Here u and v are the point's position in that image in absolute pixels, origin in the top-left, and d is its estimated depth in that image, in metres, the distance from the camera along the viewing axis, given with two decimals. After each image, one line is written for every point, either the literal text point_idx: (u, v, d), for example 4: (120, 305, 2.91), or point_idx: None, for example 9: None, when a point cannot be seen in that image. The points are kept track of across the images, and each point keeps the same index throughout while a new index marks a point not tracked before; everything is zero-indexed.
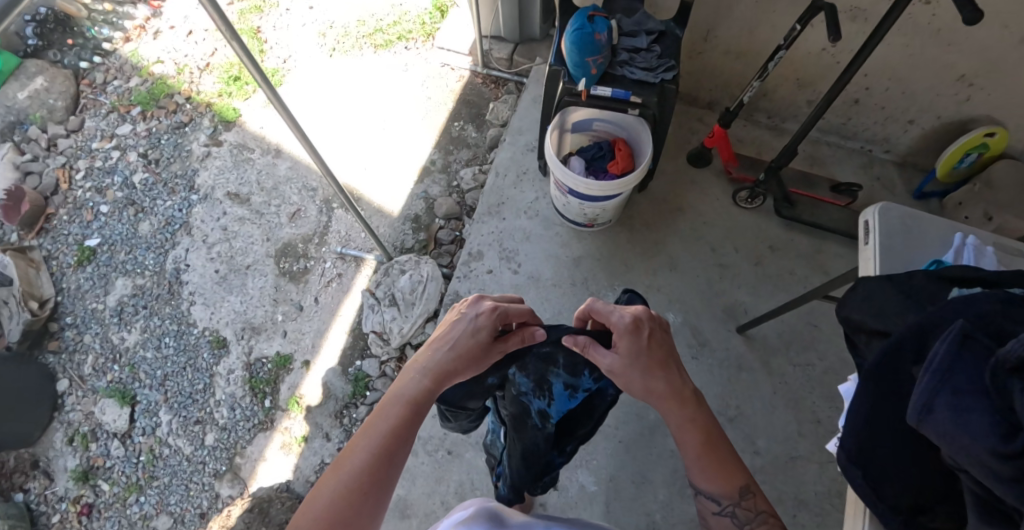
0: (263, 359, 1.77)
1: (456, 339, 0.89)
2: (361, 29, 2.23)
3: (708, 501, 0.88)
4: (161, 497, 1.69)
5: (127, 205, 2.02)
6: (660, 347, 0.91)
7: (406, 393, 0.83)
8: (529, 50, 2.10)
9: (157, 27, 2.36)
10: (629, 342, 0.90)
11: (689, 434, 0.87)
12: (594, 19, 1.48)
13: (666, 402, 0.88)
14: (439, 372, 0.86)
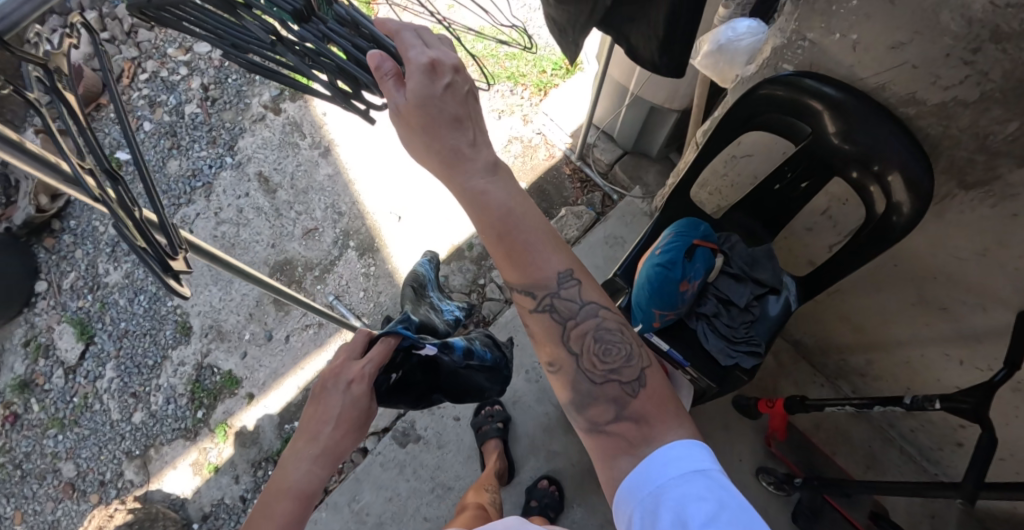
0: (214, 369, 1.70)
1: (336, 413, 0.89)
2: (474, 46, 2.02)
3: (524, 298, 0.86)
4: (75, 444, 1.68)
5: (166, 134, 1.90)
6: (456, 100, 0.71)
7: (295, 484, 0.83)
8: (636, 165, 1.81)
9: None
10: (421, 85, 0.67)
11: (490, 199, 0.80)
12: (694, 252, 1.13)
13: (454, 169, 0.78)
14: (326, 454, 0.86)
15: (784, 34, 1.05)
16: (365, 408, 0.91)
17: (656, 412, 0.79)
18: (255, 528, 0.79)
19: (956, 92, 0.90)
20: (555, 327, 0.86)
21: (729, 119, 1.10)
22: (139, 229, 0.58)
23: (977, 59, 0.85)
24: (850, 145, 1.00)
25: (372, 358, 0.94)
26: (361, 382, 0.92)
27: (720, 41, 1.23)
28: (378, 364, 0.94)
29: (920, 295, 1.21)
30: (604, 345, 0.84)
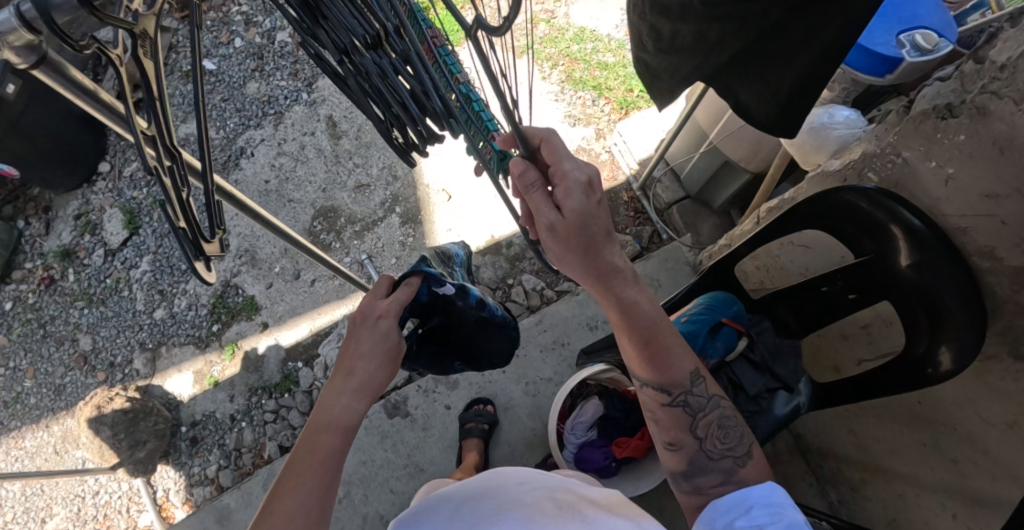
0: (238, 291, 1.78)
1: (370, 347, 0.82)
2: (571, 46, 1.99)
3: (659, 394, 0.89)
4: (96, 322, 1.77)
5: (253, 55, 1.94)
6: (606, 219, 0.74)
7: (343, 418, 0.76)
8: (694, 213, 1.77)
9: None
10: (579, 202, 0.71)
11: (635, 305, 0.81)
12: (720, 331, 1.12)
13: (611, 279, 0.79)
14: (371, 390, 0.80)
15: (878, 143, 1.01)
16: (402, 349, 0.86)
17: (757, 471, 0.86)
18: (298, 465, 0.71)
19: None
20: (684, 416, 0.88)
21: (805, 205, 1.08)
22: (181, 206, 0.63)
23: None
24: (921, 278, 0.97)
25: (396, 298, 0.89)
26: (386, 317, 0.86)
27: (814, 122, 1.19)
28: (404, 303, 0.89)
29: (933, 441, 1.20)
30: (728, 433, 0.88)
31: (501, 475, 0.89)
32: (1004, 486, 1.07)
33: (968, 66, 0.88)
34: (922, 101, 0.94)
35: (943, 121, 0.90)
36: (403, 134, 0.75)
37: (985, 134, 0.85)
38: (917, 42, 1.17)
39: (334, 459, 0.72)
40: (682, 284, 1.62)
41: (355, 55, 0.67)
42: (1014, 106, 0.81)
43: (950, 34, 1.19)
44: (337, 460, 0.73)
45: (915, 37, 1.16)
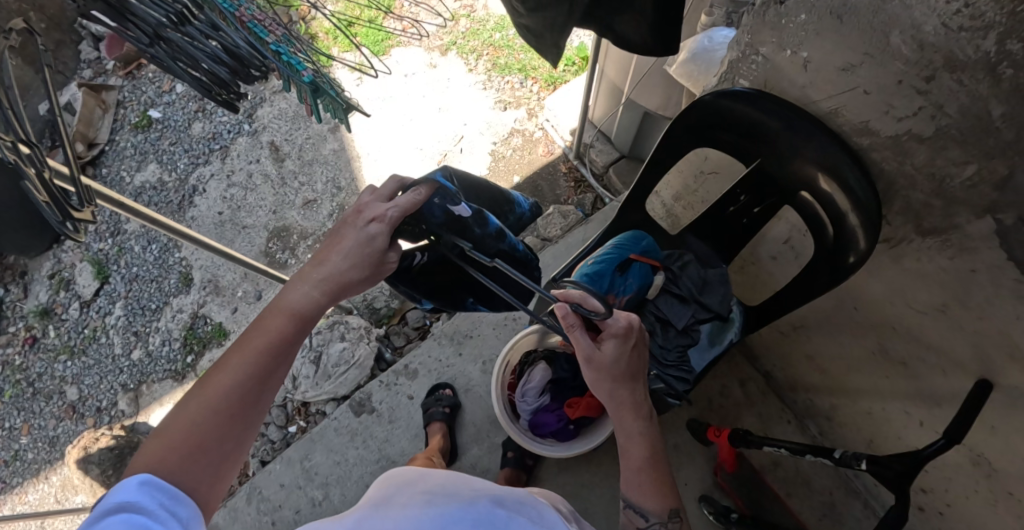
0: (207, 320, 1.85)
1: (350, 247, 0.78)
2: (492, 35, 2.04)
3: (635, 516, 0.85)
4: (79, 372, 1.86)
5: (194, 98, 2.08)
6: (634, 362, 0.87)
7: (294, 306, 0.73)
8: (631, 171, 1.76)
9: None
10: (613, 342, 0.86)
11: (634, 443, 0.84)
12: (627, 268, 1.13)
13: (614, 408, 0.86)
14: (335, 288, 0.76)
15: (738, 47, 1.01)
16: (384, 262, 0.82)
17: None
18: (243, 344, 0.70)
19: (911, 125, 0.83)
20: None
21: (682, 120, 1.06)
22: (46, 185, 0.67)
23: (931, 89, 0.78)
24: (809, 168, 0.96)
25: (398, 202, 0.82)
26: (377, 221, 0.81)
27: (694, 49, 1.19)
28: (405, 209, 0.81)
29: (880, 344, 1.18)
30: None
31: (468, 476, 0.87)
32: (954, 375, 1.06)
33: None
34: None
35: (782, 5, 0.89)
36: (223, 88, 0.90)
37: (820, 6, 0.84)
38: None
39: (275, 344, 0.71)
40: None
41: (165, 31, 0.80)
42: None
43: None
44: (284, 348, 0.72)
45: None
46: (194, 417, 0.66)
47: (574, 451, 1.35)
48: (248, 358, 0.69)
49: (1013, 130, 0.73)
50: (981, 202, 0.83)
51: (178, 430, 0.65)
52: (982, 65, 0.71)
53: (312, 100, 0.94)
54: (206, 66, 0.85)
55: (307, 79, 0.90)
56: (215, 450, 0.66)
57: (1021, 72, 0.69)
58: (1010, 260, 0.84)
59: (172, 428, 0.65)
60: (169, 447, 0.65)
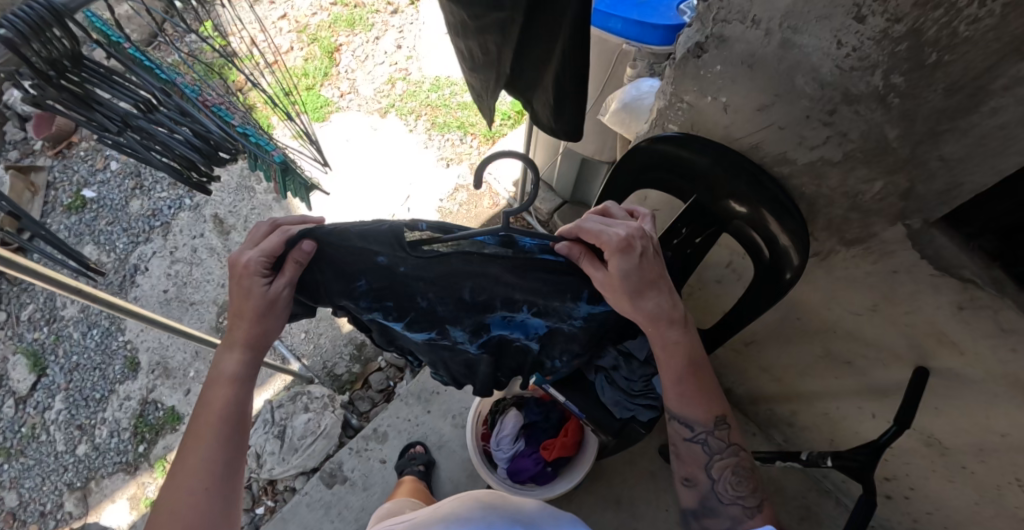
0: (158, 405, 1.76)
1: (250, 308, 0.90)
2: (429, 96, 2.11)
3: (682, 427, 1.01)
4: (18, 475, 1.70)
5: (130, 175, 2.04)
6: (650, 268, 0.91)
7: (229, 371, 0.92)
8: (574, 215, 1.85)
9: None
10: (620, 263, 0.88)
11: (674, 350, 0.95)
12: None
13: (657, 325, 0.94)
14: (254, 344, 0.93)
15: (665, 96, 1.09)
16: (282, 296, 0.91)
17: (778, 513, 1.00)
18: (202, 418, 0.89)
19: (823, 151, 0.94)
20: (703, 456, 1.01)
21: (625, 167, 1.13)
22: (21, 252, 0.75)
23: (835, 120, 0.89)
24: (739, 205, 1.06)
25: (264, 250, 0.89)
26: (252, 273, 0.89)
27: (623, 100, 1.27)
28: (273, 253, 0.89)
29: (827, 350, 1.32)
30: (738, 480, 1.00)
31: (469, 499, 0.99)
32: (894, 363, 1.20)
33: (700, 7, 0.95)
34: (680, 48, 1.01)
35: (700, 58, 0.98)
36: (196, 170, 0.92)
37: (733, 57, 0.93)
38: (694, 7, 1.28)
39: (225, 407, 0.90)
40: None
41: (136, 120, 0.84)
42: (742, 26, 0.89)
43: None
44: (231, 410, 0.91)
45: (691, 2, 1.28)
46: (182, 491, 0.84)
47: (552, 494, 1.38)
48: (211, 428, 0.88)
49: (908, 147, 0.85)
50: (891, 211, 0.95)
51: (169, 505, 0.83)
52: (874, 97, 0.82)
53: (280, 178, 1.05)
54: (178, 151, 0.87)
55: (277, 158, 1.00)
56: (205, 510, 0.84)
57: (907, 101, 0.80)
58: (922, 257, 0.98)
59: (164, 504, 0.83)
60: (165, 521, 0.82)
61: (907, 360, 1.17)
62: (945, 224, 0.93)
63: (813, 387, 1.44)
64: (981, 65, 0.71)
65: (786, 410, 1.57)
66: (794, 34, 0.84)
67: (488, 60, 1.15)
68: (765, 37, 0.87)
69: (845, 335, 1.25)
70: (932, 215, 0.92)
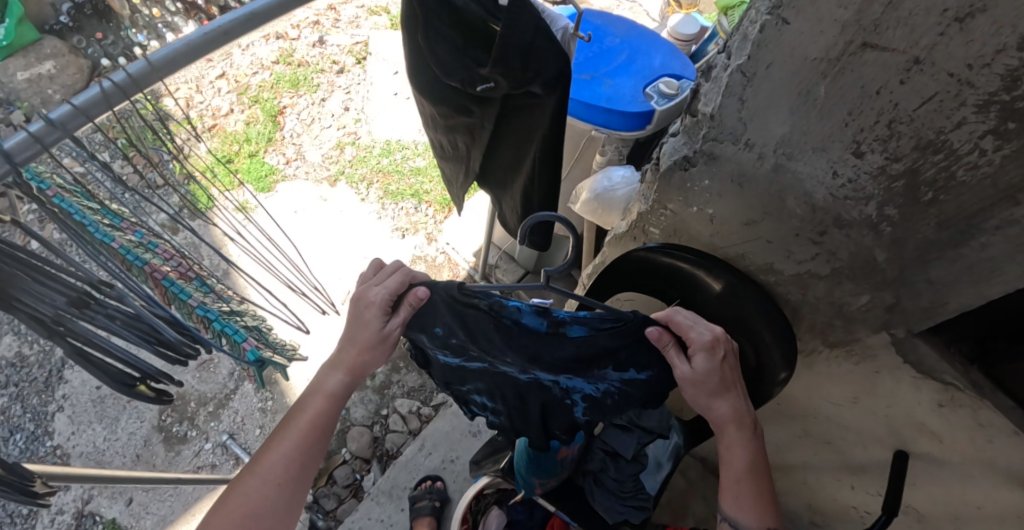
0: (95, 517, 1.66)
1: (360, 333, 0.87)
2: (380, 161, 2.12)
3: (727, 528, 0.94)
4: None
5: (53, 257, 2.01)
6: (728, 373, 0.87)
7: (329, 387, 0.89)
8: None
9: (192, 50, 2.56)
10: (704, 360, 0.83)
11: (738, 451, 0.90)
12: None
13: (721, 419, 0.89)
14: (356, 368, 0.89)
15: (647, 201, 1.04)
16: (393, 336, 0.88)
17: None
18: (288, 422, 0.88)
19: (811, 265, 0.91)
20: None
21: (615, 268, 1.07)
22: None
23: (825, 240, 0.86)
24: (732, 306, 0.99)
25: (387, 284, 0.85)
26: (375, 308, 0.86)
27: (596, 190, 1.24)
28: (393, 289, 0.85)
29: (806, 431, 1.31)
30: None
31: None
32: (874, 447, 1.19)
33: (687, 121, 0.89)
34: (665, 159, 0.95)
35: (686, 171, 0.93)
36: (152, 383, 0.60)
37: (721, 175, 0.88)
38: (661, 90, 1.30)
39: (317, 419, 0.88)
40: None
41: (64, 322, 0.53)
42: (734, 147, 0.84)
43: (691, 73, 1.37)
44: (321, 423, 0.88)
45: (658, 86, 1.30)
46: (250, 491, 0.82)
47: None
48: (295, 436, 0.86)
49: (897, 268, 0.82)
50: (876, 321, 0.94)
51: (234, 506, 0.82)
52: (865, 224, 0.79)
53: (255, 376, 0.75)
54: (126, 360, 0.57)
55: (253, 357, 0.73)
56: (268, 516, 0.83)
57: (899, 230, 0.78)
58: (906, 362, 0.97)
59: (228, 502, 0.82)
60: (225, 518, 0.81)
61: (887, 446, 1.17)
62: (925, 333, 0.93)
63: (792, 461, 1.43)
64: (976, 205, 0.69)
65: None
66: (788, 161, 0.79)
67: (457, 155, 1.23)
68: (758, 160, 0.82)
69: (825, 421, 1.24)
70: (917, 327, 0.90)
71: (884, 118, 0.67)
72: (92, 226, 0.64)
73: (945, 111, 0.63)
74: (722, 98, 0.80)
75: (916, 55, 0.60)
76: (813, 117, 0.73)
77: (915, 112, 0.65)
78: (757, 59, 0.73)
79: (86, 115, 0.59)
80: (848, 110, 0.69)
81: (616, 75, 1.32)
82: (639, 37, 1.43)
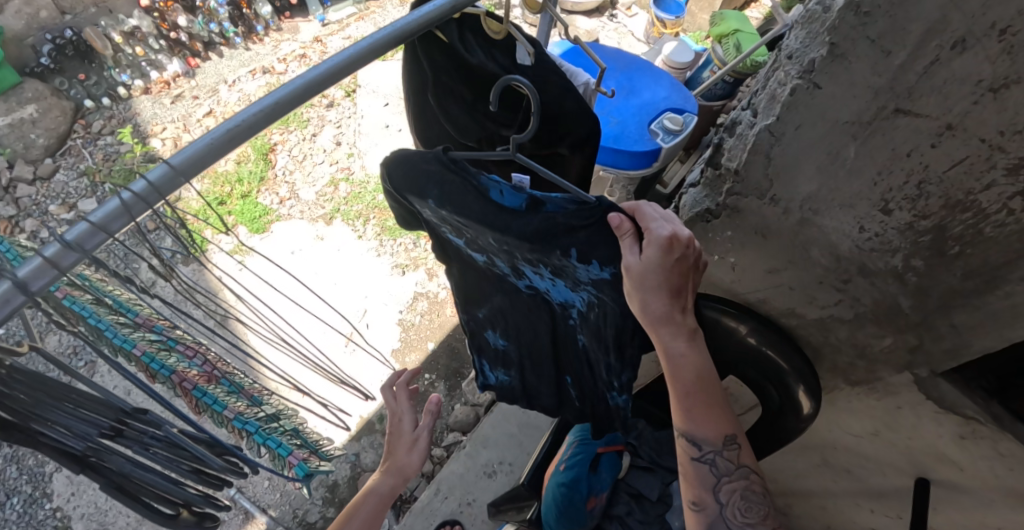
0: None
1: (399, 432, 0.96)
2: (375, 197, 2.11)
3: (687, 448, 0.79)
4: None
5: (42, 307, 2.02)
6: (681, 273, 0.71)
7: (379, 489, 0.92)
8: None
9: (180, 87, 2.61)
10: (657, 255, 0.68)
11: (685, 361, 0.74)
12: (600, 462, 1.13)
13: (658, 328, 0.73)
14: (405, 471, 0.95)
15: None
16: (422, 439, 0.98)
17: None
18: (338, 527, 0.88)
19: (834, 310, 0.91)
20: (710, 480, 0.78)
21: None
22: None
23: (849, 288, 0.86)
24: (762, 346, 0.97)
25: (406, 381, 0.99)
26: (405, 415, 0.98)
27: None
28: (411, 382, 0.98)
29: (824, 460, 1.31)
30: (750, 505, 0.78)
31: None
32: (894, 476, 1.18)
33: (709, 174, 0.90)
34: (686, 211, 0.96)
35: (709, 222, 0.93)
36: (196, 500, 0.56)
37: (745, 226, 0.89)
38: (666, 127, 1.31)
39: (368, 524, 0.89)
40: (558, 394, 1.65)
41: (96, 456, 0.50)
42: (759, 201, 0.84)
43: (692, 106, 1.37)
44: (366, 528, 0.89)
45: (663, 122, 1.30)
46: None
47: None
48: None
49: (922, 315, 0.83)
50: (899, 361, 0.94)
51: None
52: (891, 274, 0.80)
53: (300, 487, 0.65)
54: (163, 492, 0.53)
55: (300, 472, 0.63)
56: None
57: (924, 281, 0.78)
58: (928, 398, 0.97)
59: None
60: None
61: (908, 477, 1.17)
62: (947, 371, 0.94)
63: (809, 488, 1.44)
64: (1000, 262, 0.69)
65: (781, 502, 1.57)
66: (814, 216, 0.80)
67: None
68: (783, 214, 0.83)
69: (844, 451, 1.25)
70: (939, 367, 0.91)
71: (913, 179, 0.68)
72: (109, 331, 0.58)
73: (974, 174, 0.64)
74: (747, 156, 0.81)
75: (949, 122, 0.61)
76: (842, 176, 0.73)
77: (945, 174, 0.65)
78: (785, 121, 0.74)
79: (147, 199, 0.51)
80: (878, 170, 0.70)
81: (619, 116, 1.33)
82: (639, 70, 1.44)
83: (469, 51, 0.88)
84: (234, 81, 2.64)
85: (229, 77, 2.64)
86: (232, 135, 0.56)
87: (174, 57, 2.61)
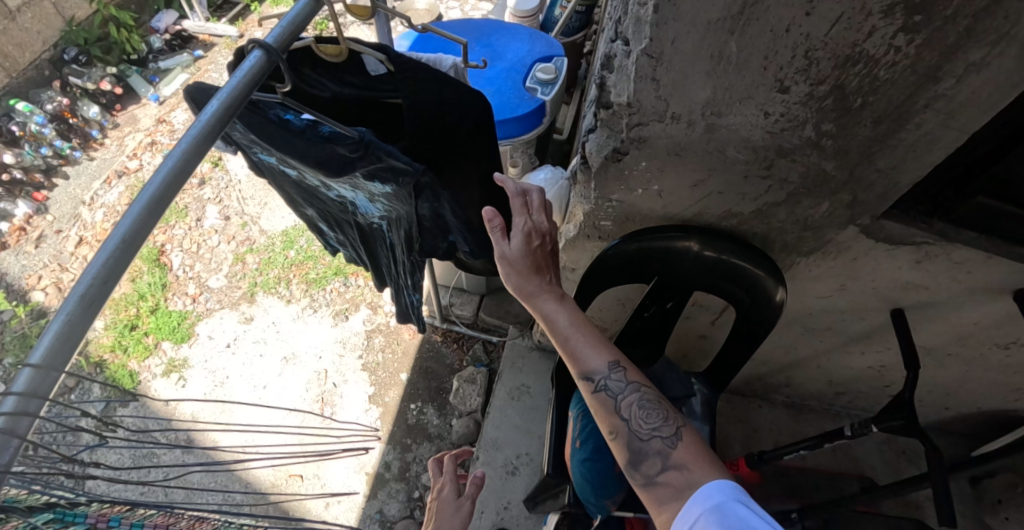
0: None
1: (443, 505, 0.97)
2: (287, 254, 2.03)
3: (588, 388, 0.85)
4: None
5: None
6: (540, 254, 0.86)
7: None
8: (497, 303, 1.79)
9: (38, 228, 2.35)
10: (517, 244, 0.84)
11: (557, 311, 0.84)
12: None
13: (531, 296, 0.84)
14: None
15: (590, 201, 1.01)
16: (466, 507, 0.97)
17: (694, 456, 0.78)
18: None
19: (765, 197, 0.91)
20: (608, 408, 0.84)
21: (595, 269, 1.00)
22: None
23: (773, 171, 0.86)
24: (707, 251, 0.98)
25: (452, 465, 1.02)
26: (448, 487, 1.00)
27: None
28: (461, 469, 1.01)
29: (806, 328, 1.34)
30: (649, 413, 0.83)
31: None
32: (870, 316, 1.22)
33: (602, 114, 0.86)
34: (593, 158, 0.92)
35: (621, 162, 0.91)
36: None
37: (656, 152, 0.87)
38: (541, 79, 1.26)
39: None
40: (541, 370, 1.64)
41: None
42: (661, 123, 0.82)
43: (558, 50, 1.34)
44: None
45: (536, 76, 1.26)
46: None
47: None
48: None
49: (847, 170, 0.83)
50: (840, 218, 0.95)
51: None
52: (808, 145, 0.79)
53: None
54: None
55: None
56: None
57: (838, 140, 0.78)
58: (877, 241, 0.99)
59: None
60: None
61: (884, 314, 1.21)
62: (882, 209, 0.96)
63: (800, 358, 1.48)
64: (903, 98, 0.69)
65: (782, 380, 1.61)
66: (718, 118, 0.79)
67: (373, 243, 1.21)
68: (689, 128, 0.81)
69: (819, 314, 1.28)
70: (878, 210, 0.92)
71: (799, 50, 0.66)
72: None
73: (855, 26, 0.62)
74: (635, 85, 0.78)
75: None
76: (732, 73, 0.72)
77: (827, 35, 0.64)
78: (660, 38, 0.71)
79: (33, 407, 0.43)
80: (764, 56, 0.68)
81: (490, 82, 1.25)
82: (495, 32, 1.38)
83: (321, 88, 0.82)
84: (93, 197, 2.40)
85: (85, 195, 2.41)
86: (100, 286, 0.48)
87: (18, 198, 2.35)
